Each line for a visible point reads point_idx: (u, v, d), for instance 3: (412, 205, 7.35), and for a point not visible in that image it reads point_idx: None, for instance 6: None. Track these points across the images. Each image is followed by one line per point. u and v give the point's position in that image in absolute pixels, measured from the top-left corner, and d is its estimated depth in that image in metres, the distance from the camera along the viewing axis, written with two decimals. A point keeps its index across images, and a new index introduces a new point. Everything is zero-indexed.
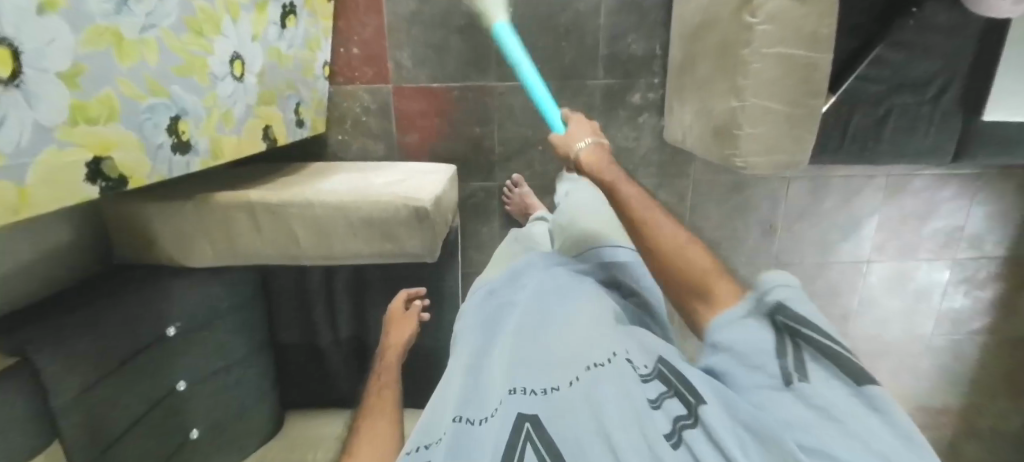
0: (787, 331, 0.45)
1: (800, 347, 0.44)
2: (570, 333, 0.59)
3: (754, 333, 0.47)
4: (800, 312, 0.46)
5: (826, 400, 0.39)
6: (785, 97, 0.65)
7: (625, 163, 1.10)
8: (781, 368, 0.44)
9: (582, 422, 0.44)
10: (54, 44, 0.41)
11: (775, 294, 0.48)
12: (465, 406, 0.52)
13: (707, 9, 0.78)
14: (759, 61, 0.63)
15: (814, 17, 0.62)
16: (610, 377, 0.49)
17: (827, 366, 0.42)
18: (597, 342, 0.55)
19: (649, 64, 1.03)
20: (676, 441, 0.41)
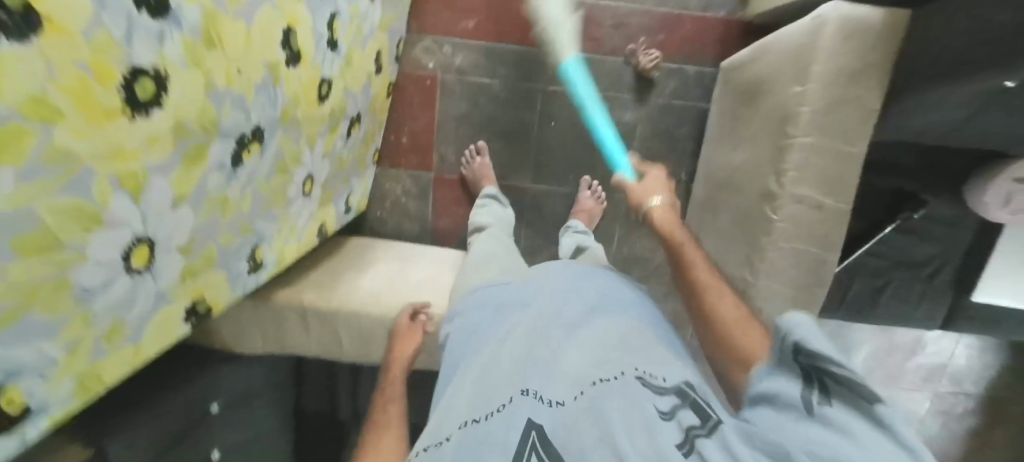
0: (812, 374, 0.36)
1: (818, 386, 0.34)
2: (587, 339, 0.51)
3: (769, 380, 0.38)
4: (818, 344, 0.36)
5: (847, 434, 0.30)
6: (796, 283, 0.73)
7: (640, 270, 1.15)
8: (799, 401, 0.34)
9: (587, 430, 0.38)
10: (180, 227, 0.47)
11: (797, 331, 0.38)
12: (474, 406, 0.47)
13: (735, 173, 0.84)
14: (774, 250, 0.71)
15: (828, 222, 0.69)
16: (624, 391, 0.41)
17: (851, 402, 0.32)
18: (606, 354, 0.48)
19: (674, 187, 1.09)
20: (687, 449, 0.34)
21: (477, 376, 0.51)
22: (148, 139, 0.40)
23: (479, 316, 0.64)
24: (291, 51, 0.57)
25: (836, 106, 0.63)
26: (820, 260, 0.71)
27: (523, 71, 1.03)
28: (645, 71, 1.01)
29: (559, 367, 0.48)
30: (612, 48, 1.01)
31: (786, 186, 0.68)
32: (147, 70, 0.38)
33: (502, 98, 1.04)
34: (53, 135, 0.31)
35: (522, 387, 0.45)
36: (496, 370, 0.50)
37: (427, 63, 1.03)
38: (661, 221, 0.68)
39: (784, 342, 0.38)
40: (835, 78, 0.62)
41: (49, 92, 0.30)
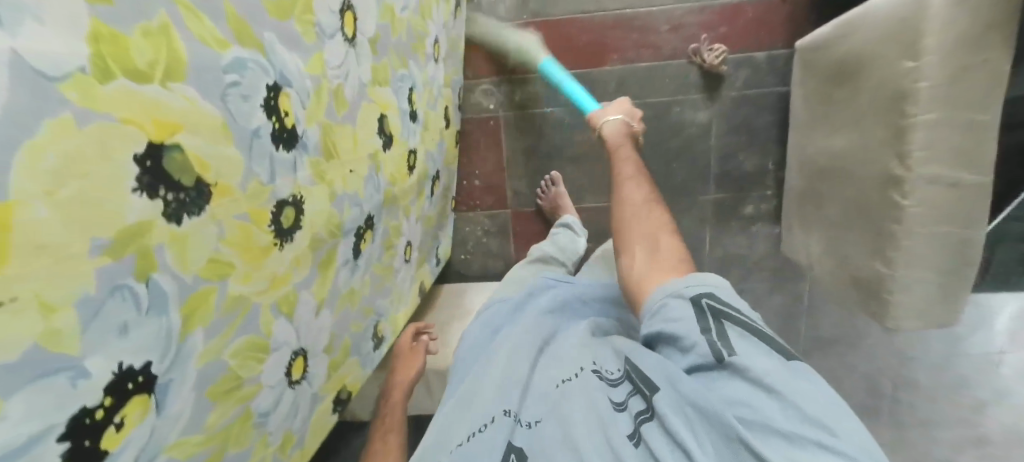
0: (710, 313, 0.42)
1: (725, 327, 0.41)
2: (559, 348, 0.55)
3: (676, 317, 0.43)
4: (723, 296, 0.43)
5: (755, 370, 0.37)
6: (942, 268, 0.65)
7: (738, 270, 1.08)
8: (707, 342, 0.40)
9: (552, 435, 0.43)
10: (323, 329, 0.50)
11: (697, 282, 0.44)
12: (460, 426, 0.51)
13: (840, 158, 0.78)
14: (911, 239, 0.64)
15: (970, 198, 0.61)
16: (582, 391, 0.45)
17: (754, 343, 0.39)
18: (569, 356, 0.51)
19: (763, 178, 1.03)
20: (637, 440, 0.39)
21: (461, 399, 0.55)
22: (294, 260, 0.43)
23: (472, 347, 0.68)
24: (385, 135, 0.60)
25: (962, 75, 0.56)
26: (965, 239, 0.63)
27: (584, 92, 1.01)
28: (713, 68, 0.97)
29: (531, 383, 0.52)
30: (672, 50, 0.97)
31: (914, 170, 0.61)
32: (287, 200, 0.40)
33: (566, 123, 1.02)
34: (228, 286, 0.35)
35: (504, 408, 0.49)
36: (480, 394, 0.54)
37: (488, 104, 1.04)
38: (611, 136, 0.67)
39: (687, 287, 0.44)
40: (953, 46, 0.55)
41: (222, 250, 0.34)
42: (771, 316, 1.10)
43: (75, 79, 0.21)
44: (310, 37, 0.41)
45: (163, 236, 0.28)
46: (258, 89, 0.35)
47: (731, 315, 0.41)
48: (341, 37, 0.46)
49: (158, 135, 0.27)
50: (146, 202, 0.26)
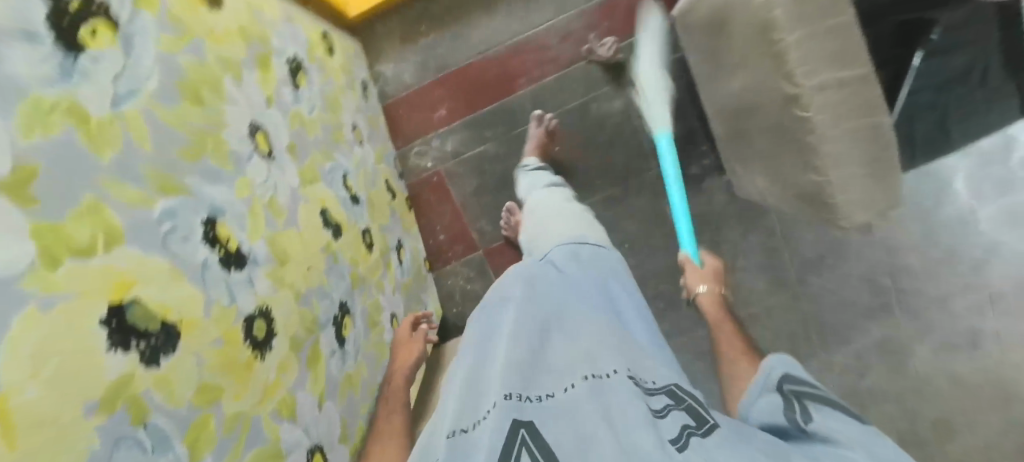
0: (793, 397, 0.42)
1: (807, 405, 0.40)
2: (581, 333, 0.48)
3: (766, 407, 0.43)
4: (799, 379, 0.44)
5: (839, 434, 0.36)
6: (864, 158, 0.69)
7: (708, 225, 1.14)
8: (788, 417, 0.40)
9: (584, 422, 0.34)
10: (331, 421, 0.53)
11: (779, 365, 0.45)
12: (460, 413, 0.41)
13: (744, 97, 0.83)
14: (826, 144, 0.68)
15: (859, 91, 0.67)
16: (621, 385, 0.38)
17: (837, 412, 0.38)
18: (596, 353, 0.44)
19: (694, 139, 1.10)
20: (683, 444, 0.33)
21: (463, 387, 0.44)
22: (280, 366, 0.46)
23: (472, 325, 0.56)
24: (331, 226, 0.63)
25: None
26: (873, 126, 0.68)
27: (506, 121, 1.06)
28: (611, 58, 1.03)
29: (550, 366, 0.44)
30: (570, 61, 1.04)
31: (803, 84, 0.66)
32: (256, 314, 0.44)
33: (501, 154, 1.07)
34: (224, 408, 0.38)
35: (505, 390, 0.39)
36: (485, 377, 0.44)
37: (427, 163, 1.10)
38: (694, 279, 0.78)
39: (766, 380, 0.45)
40: None
41: (206, 377, 0.37)
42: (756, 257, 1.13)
43: (31, 274, 0.25)
44: (228, 168, 0.44)
45: (148, 381, 0.31)
46: (195, 230, 0.39)
47: (807, 391, 0.41)
48: (258, 155, 0.50)
49: (115, 297, 0.30)
50: (121, 356, 0.30)
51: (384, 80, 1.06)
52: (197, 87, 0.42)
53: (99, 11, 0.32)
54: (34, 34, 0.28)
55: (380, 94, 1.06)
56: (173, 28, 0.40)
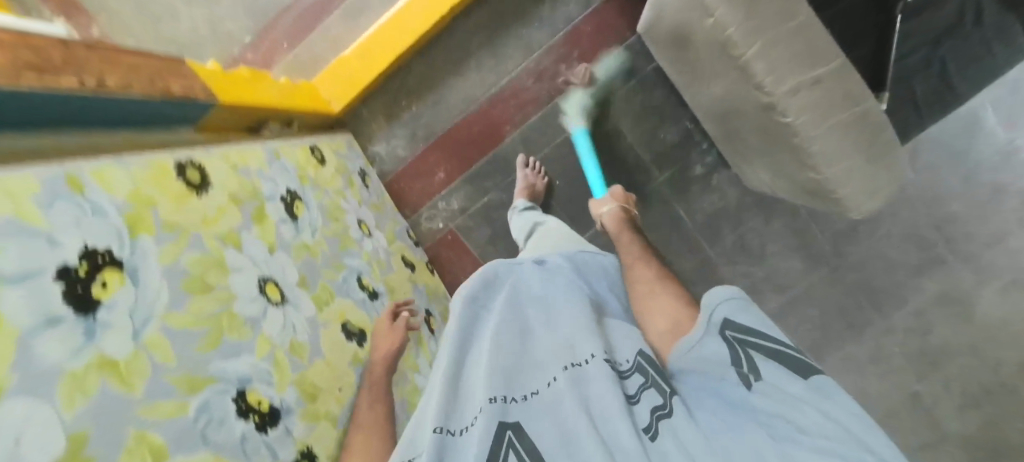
0: (737, 343, 0.46)
1: (752, 353, 0.45)
2: (563, 322, 0.55)
3: (709, 348, 0.47)
4: (742, 319, 0.47)
5: (782, 391, 0.41)
6: (859, 148, 0.66)
7: (727, 221, 1.10)
8: (738, 372, 0.44)
9: (567, 418, 0.43)
10: None
11: (717, 301, 0.49)
12: (449, 410, 0.49)
13: (725, 102, 0.81)
14: (815, 143, 0.66)
15: (838, 83, 0.64)
16: (596, 375, 0.46)
17: (777, 363, 0.43)
18: (575, 338, 0.52)
19: (691, 139, 1.07)
20: (654, 433, 0.43)
21: (447, 382, 0.51)
22: None
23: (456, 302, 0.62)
24: (355, 337, 0.68)
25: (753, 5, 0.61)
26: (861, 114, 0.65)
27: (503, 169, 1.08)
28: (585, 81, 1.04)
29: (534, 361, 0.52)
30: (551, 95, 1.05)
31: (774, 92, 0.64)
32: None
33: (506, 202, 1.08)
34: None
35: (490, 394, 0.46)
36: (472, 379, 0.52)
37: (436, 225, 1.12)
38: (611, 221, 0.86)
39: (711, 317, 0.48)
40: None
41: None
42: (784, 239, 1.10)
43: None
44: (246, 335, 0.49)
45: None
46: (227, 409, 0.44)
47: (753, 338, 0.45)
48: (270, 307, 0.54)
49: None
50: None
51: (381, 160, 1.09)
52: (202, 277, 0.47)
53: (105, 262, 0.38)
54: (56, 316, 0.33)
55: (380, 174, 1.10)
56: (170, 235, 0.45)
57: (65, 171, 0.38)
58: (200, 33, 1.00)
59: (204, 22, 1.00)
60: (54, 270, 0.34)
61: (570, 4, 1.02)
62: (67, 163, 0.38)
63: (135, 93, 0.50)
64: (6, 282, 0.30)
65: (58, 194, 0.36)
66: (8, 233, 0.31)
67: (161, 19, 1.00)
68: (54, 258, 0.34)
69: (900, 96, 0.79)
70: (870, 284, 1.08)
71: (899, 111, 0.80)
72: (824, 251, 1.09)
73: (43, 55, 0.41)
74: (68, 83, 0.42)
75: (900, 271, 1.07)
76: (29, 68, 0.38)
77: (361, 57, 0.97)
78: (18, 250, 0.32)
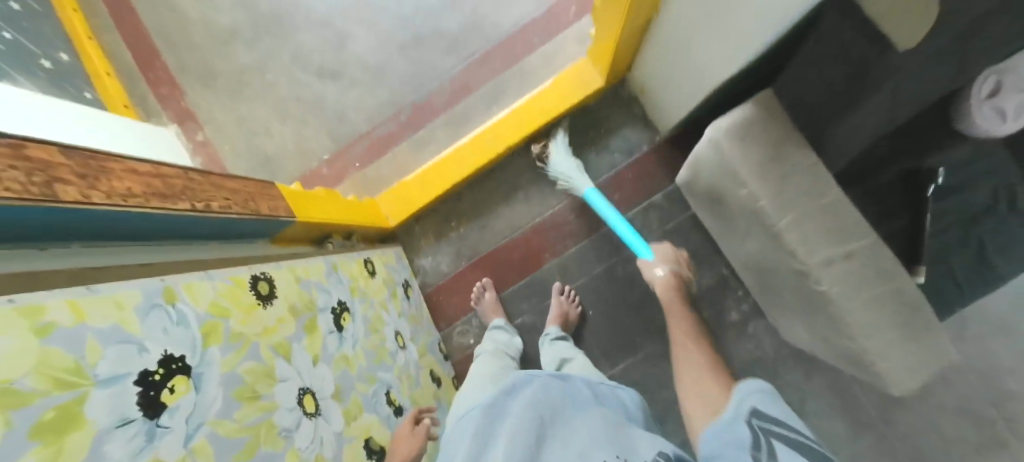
0: (760, 428, 0.51)
1: (773, 440, 0.49)
2: (577, 433, 0.56)
3: (735, 436, 0.52)
4: (766, 408, 0.54)
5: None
6: (896, 322, 0.67)
7: (764, 371, 1.06)
8: (755, 452, 0.49)
9: None
10: None
11: (749, 391, 0.57)
12: None
13: (759, 259, 0.85)
14: (849, 313, 0.67)
15: (868, 262, 0.68)
16: None
17: (796, 447, 0.47)
18: (591, 448, 0.53)
19: (726, 285, 1.10)
20: None
21: None
22: None
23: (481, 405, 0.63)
24: (376, 456, 0.66)
25: (785, 182, 0.68)
26: (895, 291, 0.67)
27: (538, 293, 1.12)
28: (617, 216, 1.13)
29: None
30: (590, 229, 1.11)
31: (808, 262, 0.68)
32: None
33: (538, 325, 1.11)
34: None
35: None
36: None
37: (468, 340, 1.13)
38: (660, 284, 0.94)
39: (741, 406, 0.56)
40: (762, 168, 0.69)
41: None
42: (825, 397, 1.03)
43: None
44: (278, 446, 0.48)
45: None
46: None
47: (778, 427, 0.51)
48: (305, 418, 0.54)
49: None
50: None
51: (424, 273, 1.16)
52: (252, 387, 0.48)
53: (177, 368, 0.41)
54: (130, 418, 0.35)
55: (421, 285, 1.15)
56: (234, 344, 0.48)
57: (164, 283, 0.43)
58: (287, 147, 1.15)
59: (292, 138, 1.15)
60: (136, 374, 0.37)
61: (614, 152, 1.13)
62: (167, 276, 0.44)
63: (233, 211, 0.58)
64: (97, 385, 0.33)
65: (154, 303, 0.41)
66: (110, 340, 0.35)
67: (254, 133, 1.15)
68: (138, 363, 0.37)
69: (939, 271, 0.80)
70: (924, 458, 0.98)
71: (941, 284, 0.80)
72: (873, 418, 1.01)
73: (168, 182, 0.50)
74: (184, 203, 0.50)
75: (958, 448, 0.97)
76: (155, 192, 0.47)
77: (422, 184, 1.09)
78: (113, 355, 0.36)
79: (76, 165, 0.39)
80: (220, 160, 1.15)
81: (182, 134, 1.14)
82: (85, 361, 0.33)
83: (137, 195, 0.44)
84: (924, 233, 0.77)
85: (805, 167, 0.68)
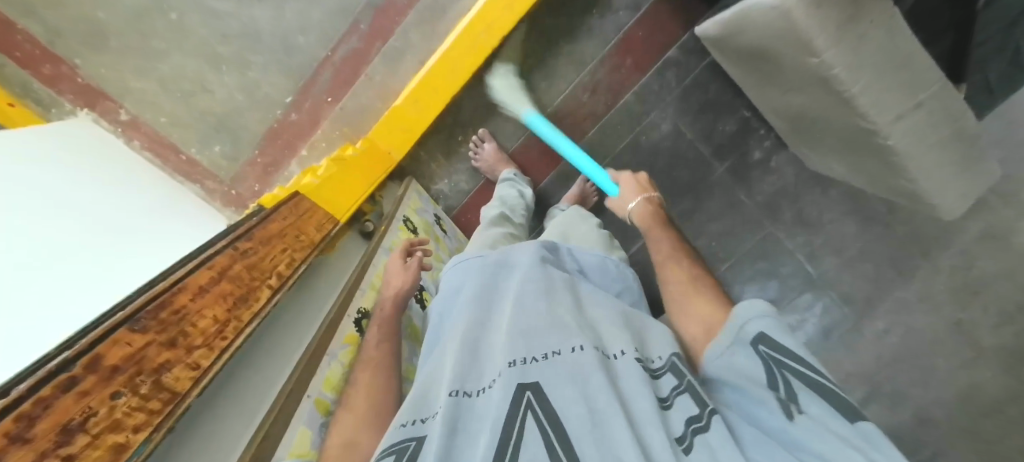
0: (772, 361, 0.39)
1: (786, 375, 0.38)
2: (594, 314, 0.50)
3: (740, 365, 0.40)
4: (780, 338, 0.39)
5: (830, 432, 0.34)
6: (952, 159, 0.71)
7: (795, 205, 1.04)
8: (773, 396, 0.38)
9: (575, 395, 0.37)
10: None
11: (750, 325, 0.41)
12: (463, 373, 0.43)
13: (805, 111, 0.82)
14: (916, 162, 0.70)
15: (937, 108, 0.67)
16: (625, 369, 0.41)
17: (819, 397, 0.36)
18: (605, 331, 0.47)
19: (751, 128, 1.04)
20: (689, 444, 0.35)
21: (464, 344, 0.46)
22: None
23: (476, 278, 0.57)
24: None
25: (862, 41, 0.62)
26: (958, 130, 0.69)
27: (566, 185, 1.07)
28: (618, 70, 1.02)
29: (558, 324, 0.46)
30: (607, 105, 1.06)
31: (879, 122, 0.67)
32: None
33: None
34: None
35: (509, 358, 0.41)
36: (490, 344, 0.47)
37: None
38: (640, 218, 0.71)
39: (743, 333, 0.41)
40: (838, 37, 0.61)
41: None
42: (844, 205, 1.01)
43: None
44: None
45: None
46: None
47: (787, 360, 0.38)
48: None
49: None
50: None
51: (445, 197, 1.08)
52: None
53: None
54: None
55: (446, 210, 1.09)
56: None
57: (313, 398, 0.42)
58: (236, 100, 0.94)
59: (238, 88, 0.93)
60: None
61: (619, 11, 0.98)
62: (311, 389, 0.43)
63: (295, 262, 0.52)
64: None
65: (319, 426, 0.42)
66: None
67: (192, 93, 0.93)
68: None
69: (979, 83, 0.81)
70: (925, 237, 0.96)
71: (975, 94, 0.83)
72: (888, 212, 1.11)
73: (234, 275, 0.43)
74: (262, 293, 0.44)
75: None
76: (235, 300, 0.41)
77: (416, 106, 0.92)
78: None
79: (161, 332, 0.33)
80: (165, 138, 0.95)
81: (101, 118, 0.91)
82: None
83: (226, 322, 0.39)
84: (971, 45, 0.75)
85: (885, 18, 0.60)
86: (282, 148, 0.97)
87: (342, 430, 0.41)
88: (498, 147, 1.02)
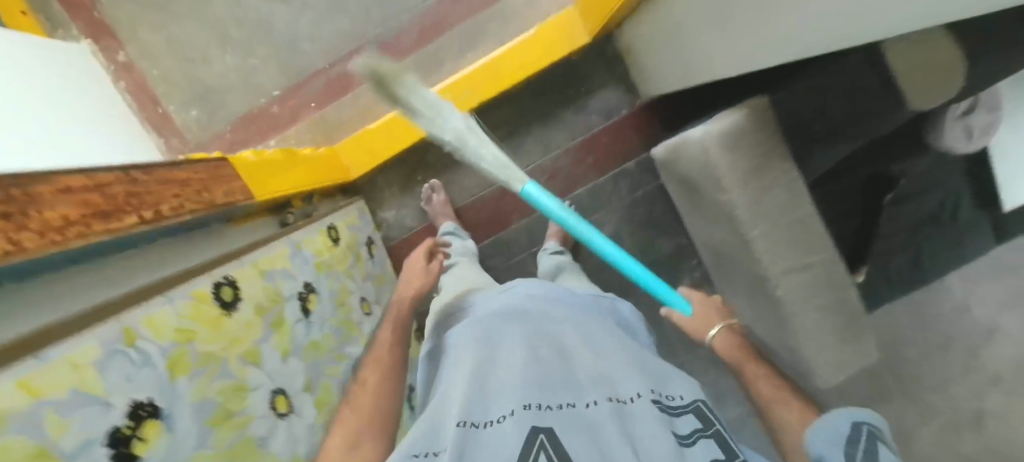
0: (870, 434, 0.50)
1: (877, 451, 0.48)
2: (603, 357, 0.57)
3: (828, 431, 0.52)
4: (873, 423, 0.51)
5: None
6: (834, 326, 0.76)
7: None
8: (852, 451, 0.49)
9: (597, 432, 0.44)
10: None
11: (849, 414, 0.53)
12: (473, 408, 0.48)
13: (721, 246, 0.89)
14: (799, 318, 0.75)
15: (820, 274, 0.75)
16: (641, 412, 0.47)
17: (895, 460, 0.47)
18: (614, 375, 0.53)
19: (683, 255, 1.12)
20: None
21: (473, 384, 0.51)
22: None
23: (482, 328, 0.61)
24: None
25: (764, 193, 0.71)
26: (839, 300, 0.76)
27: (504, 252, 1.11)
28: (579, 165, 1.12)
29: (569, 377, 0.52)
30: (559, 192, 1.13)
31: (770, 269, 0.73)
32: None
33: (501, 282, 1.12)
34: None
35: (523, 402, 0.46)
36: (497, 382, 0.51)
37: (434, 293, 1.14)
38: None
39: (842, 420, 0.52)
40: (741, 183, 0.70)
41: None
42: None
43: None
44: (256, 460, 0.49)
45: None
46: None
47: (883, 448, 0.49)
48: (279, 422, 0.55)
49: None
50: None
51: (388, 226, 1.11)
52: (227, 409, 0.47)
53: (146, 415, 0.38)
54: None
55: (384, 239, 1.11)
56: (203, 367, 0.46)
57: (121, 324, 0.38)
58: (229, 77, 1.01)
59: (235, 68, 1.01)
60: (104, 436, 0.34)
61: (591, 114, 1.10)
62: (123, 315, 0.39)
63: (180, 210, 0.53)
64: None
65: (111, 350, 0.37)
66: (70, 408, 0.32)
67: (192, 58, 1.00)
68: (103, 423, 0.34)
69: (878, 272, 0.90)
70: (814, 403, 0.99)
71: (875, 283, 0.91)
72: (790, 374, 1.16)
73: (108, 192, 0.44)
74: (128, 218, 0.45)
75: None
76: (95, 212, 0.42)
77: (387, 133, 0.98)
78: (77, 424, 0.32)
79: None
80: (149, 88, 1.00)
81: (99, 51, 0.97)
82: (47, 442, 0.29)
83: (72, 222, 0.39)
84: None
85: (785, 180, 0.71)
86: (253, 132, 1.02)
87: (343, 435, 0.57)
88: (447, 200, 1.07)
